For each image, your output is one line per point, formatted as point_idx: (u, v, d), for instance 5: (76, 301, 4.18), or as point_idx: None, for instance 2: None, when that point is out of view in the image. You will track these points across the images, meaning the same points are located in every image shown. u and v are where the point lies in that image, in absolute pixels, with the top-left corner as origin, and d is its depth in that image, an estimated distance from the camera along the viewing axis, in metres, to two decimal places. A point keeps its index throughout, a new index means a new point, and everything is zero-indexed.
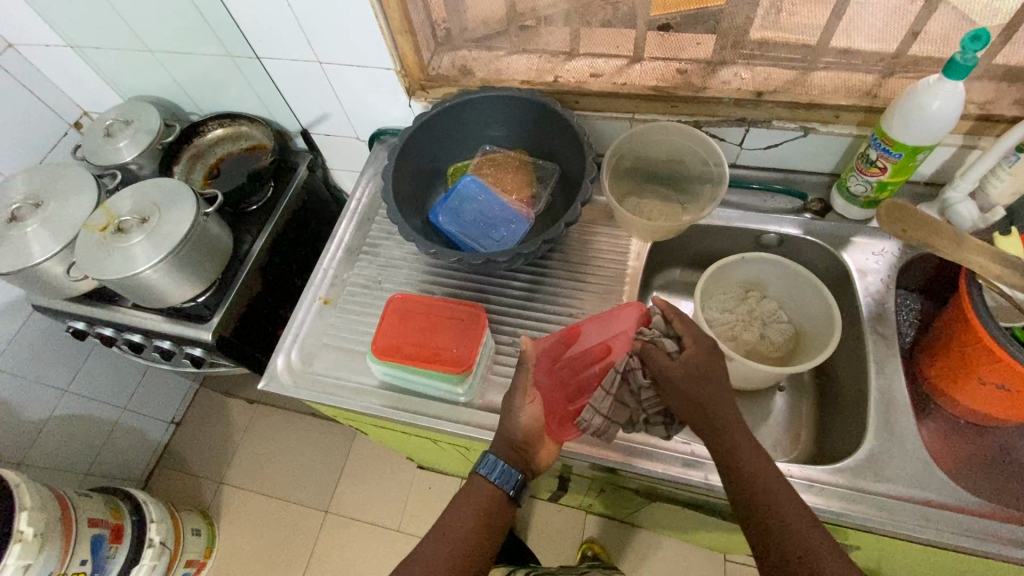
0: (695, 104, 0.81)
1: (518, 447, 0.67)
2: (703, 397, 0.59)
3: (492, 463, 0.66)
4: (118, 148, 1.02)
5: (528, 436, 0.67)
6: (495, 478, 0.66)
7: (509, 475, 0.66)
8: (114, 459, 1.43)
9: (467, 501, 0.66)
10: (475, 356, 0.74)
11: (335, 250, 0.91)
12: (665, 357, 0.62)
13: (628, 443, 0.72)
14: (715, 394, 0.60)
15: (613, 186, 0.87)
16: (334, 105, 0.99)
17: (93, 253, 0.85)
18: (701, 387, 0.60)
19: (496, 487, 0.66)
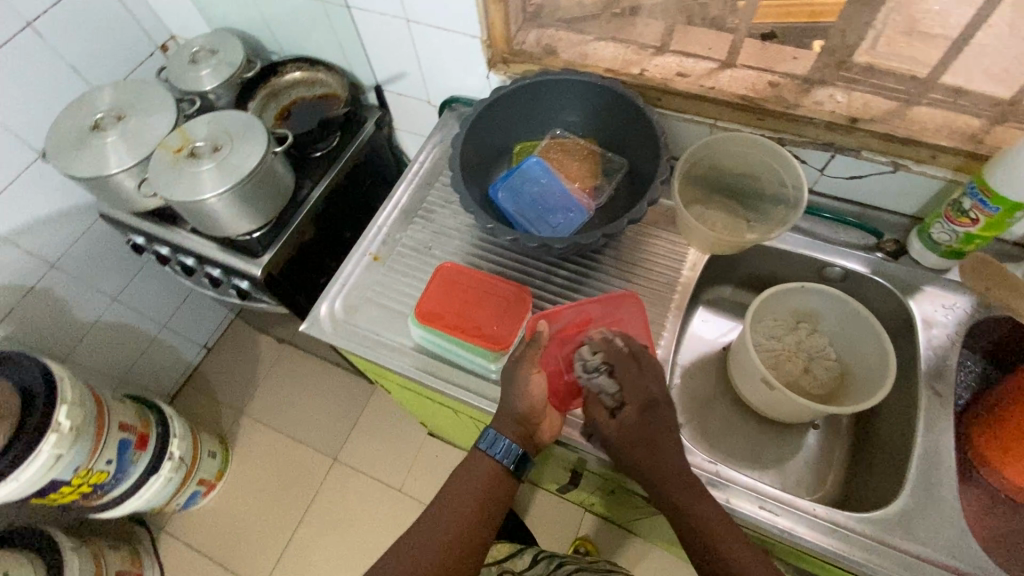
0: (783, 120, 0.78)
1: (515, 424, 0.68)
2: (644, 448, 0.63)
3: (491, 439, 0.68)
4: (199, 76, 1.04)
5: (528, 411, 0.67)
6: (494, 452, 0.68)
7: (508, 451, 0.68)
8: (147, 371, 1.50)
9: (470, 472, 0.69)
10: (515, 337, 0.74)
11: (392, 209, 0.91)
12: (605, 418, 0.66)
13: None
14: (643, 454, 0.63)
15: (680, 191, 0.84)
16: (413, 65, 0.99)
17: (166, 172, 0.88)
18: (636, 446, 0.63)
19: (496, 461, 0.68)
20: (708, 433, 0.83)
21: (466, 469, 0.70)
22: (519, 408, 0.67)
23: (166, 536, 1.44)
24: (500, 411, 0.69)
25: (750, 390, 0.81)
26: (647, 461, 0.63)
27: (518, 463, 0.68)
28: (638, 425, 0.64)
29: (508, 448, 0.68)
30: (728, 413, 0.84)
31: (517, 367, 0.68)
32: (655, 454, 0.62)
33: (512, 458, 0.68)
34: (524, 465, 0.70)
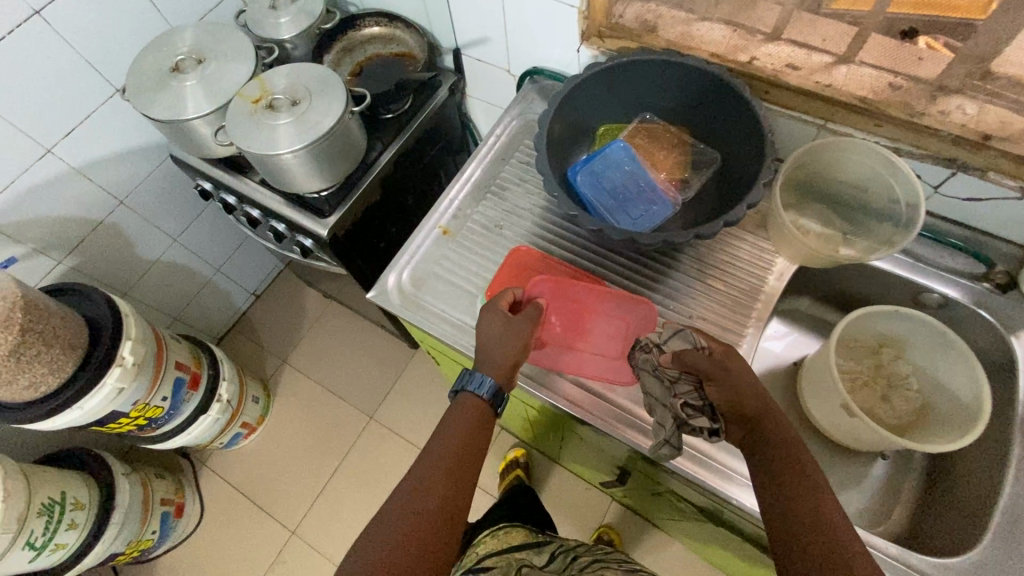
0: (902, 129, 0.71)
1: (501, 362, 0.69)
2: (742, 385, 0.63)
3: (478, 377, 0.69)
4: (279, 24, 1.01)
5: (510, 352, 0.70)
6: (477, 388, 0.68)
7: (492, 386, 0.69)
8: (199, 312, 1.54)
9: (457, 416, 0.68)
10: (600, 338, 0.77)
11: (464, 183, 0.89)
12: (697, 355, 0.65)
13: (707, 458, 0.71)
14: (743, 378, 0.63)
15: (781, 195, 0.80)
16: (498, 31, 0.94)
17: (244, 122, 0.86)
18: (736, 376, 0.63)
19: (482, 399, 0.68)
20: None
21: (457, 414, 0.68)
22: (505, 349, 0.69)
23: (207, 471, 1.50)
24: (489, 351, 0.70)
25: (822, 412, 0.77)
26: (750, 396, 0.62)
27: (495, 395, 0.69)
28: (727, 364, 0.64)
29: (488, 381, 0.68)
30: None
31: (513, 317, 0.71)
32: (753, 397, 0.62)
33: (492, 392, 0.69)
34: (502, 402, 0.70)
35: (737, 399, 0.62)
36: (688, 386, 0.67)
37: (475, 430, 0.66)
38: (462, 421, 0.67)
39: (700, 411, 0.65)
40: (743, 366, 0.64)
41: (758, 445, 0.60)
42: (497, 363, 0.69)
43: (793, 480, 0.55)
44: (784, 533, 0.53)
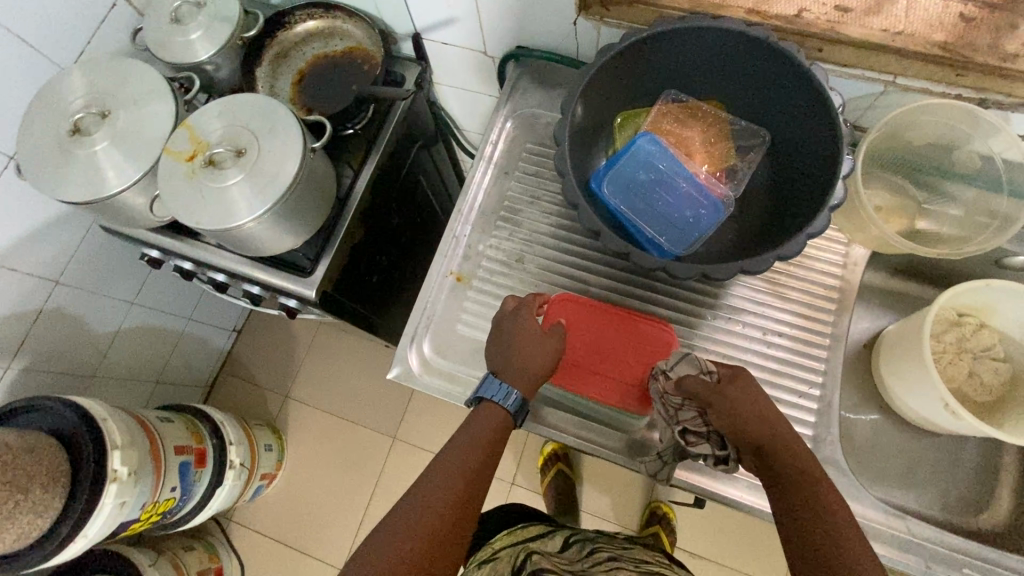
0: (992, 78, 0.59)
1: (513, 366, 0.60)
2: (749, 410, 0.54)
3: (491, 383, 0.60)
4: (189, 42, 0.80)
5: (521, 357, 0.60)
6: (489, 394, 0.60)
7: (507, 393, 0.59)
8: (181, 367, 1.40)
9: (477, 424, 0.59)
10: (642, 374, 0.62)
11: (467, 211, 0.74)
12: (699, 382, 0.56)
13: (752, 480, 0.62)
14: (750, 404, 0.55)
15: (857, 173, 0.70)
16: (466, 8, 0.75)
17: (183, 190, 0.69)
18: (742, 401, 0.55)
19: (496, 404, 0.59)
20: (858, 452, 0.73)
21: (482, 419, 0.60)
22: (512, 357, 0.60)
23: (237, 525, 1.43)
24: (496, 354, 0.61)
25: (914, 406, 0.71)
26: (757, 424, 0.54)
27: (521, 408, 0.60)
28: (741, 394, 0.55)
29: (514, 393, 0.59)
30: (876, 424, 0.75)
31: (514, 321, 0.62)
32: (766, 424, 0.54)
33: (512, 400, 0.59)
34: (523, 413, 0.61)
35: (743, 429, 0.54)
36: (692, 416, 0.58)
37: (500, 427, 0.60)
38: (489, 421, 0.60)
39: (709, 440, 0.58)
40: (755, 392, 0.56)
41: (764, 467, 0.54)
42: (523, 371, 0.60)
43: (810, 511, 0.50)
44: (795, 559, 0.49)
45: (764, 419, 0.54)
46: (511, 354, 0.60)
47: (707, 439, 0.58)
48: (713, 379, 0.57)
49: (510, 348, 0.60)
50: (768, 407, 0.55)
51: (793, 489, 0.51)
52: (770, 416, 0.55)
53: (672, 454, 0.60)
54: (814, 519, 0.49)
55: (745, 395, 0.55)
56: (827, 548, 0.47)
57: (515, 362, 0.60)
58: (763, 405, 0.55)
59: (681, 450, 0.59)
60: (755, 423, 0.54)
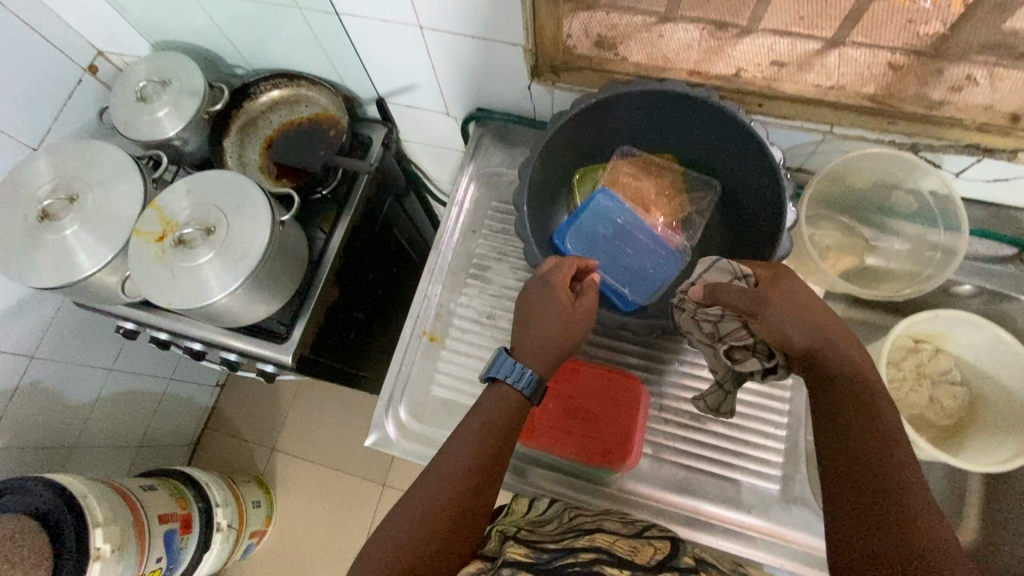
0: (919, 124, 0.63)
1: (534, 343, 0.58)
2: (800, 315, 0.49)
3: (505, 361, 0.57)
4: (157, 119, 0.82)
5: (543, 333, 0.58)
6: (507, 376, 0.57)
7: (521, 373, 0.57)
8: (164, 427, 1.38)
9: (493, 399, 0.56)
10: (618, 436, 0.63)
11: (437, 271, 0.76)
12: (733, 292, 0.53)
13: (727, 525, 0.63)
14: (791, 307, 0.49)
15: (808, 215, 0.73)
16: (425, 74, 0.79)
17: (154, 270, 0.71)
18: (785, 306, 0.50)
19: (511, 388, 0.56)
20: None
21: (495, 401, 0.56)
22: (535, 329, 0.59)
23: None
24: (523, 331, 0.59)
25: None
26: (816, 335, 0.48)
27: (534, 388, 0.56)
28: (778, 299, 0.50)
29: (528, 373, 0.56)
30: None
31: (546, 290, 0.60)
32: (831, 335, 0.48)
33: (527, 381, 0.56)
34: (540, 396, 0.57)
35: (781, 336, 0.49)
36: (732, 325, 0.56)
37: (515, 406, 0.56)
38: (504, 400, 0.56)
39: (757, 351, 0.56)
40: (801, 297, 0.50)
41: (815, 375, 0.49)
42: (541, 349, 0.58)
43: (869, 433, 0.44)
44: (828, 474, 0.45)
45: (813, 324, 0.49)
46: (529, 331, 0.59)
47: (754, 350, 0.56)
48: (747, 285, 0.54)
49: (529, 324, 0.59)
50: (820, 312, 0.49)
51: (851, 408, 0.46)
52: (825, 319, 0.49)
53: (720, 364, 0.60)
54: (875, 448, 0.43)
55: (784, 301, 0.50)
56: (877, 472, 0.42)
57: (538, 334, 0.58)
58: (814, 312, 0.49)
59: (729, 360, 0.58)
60: (806, 329, 0.49)
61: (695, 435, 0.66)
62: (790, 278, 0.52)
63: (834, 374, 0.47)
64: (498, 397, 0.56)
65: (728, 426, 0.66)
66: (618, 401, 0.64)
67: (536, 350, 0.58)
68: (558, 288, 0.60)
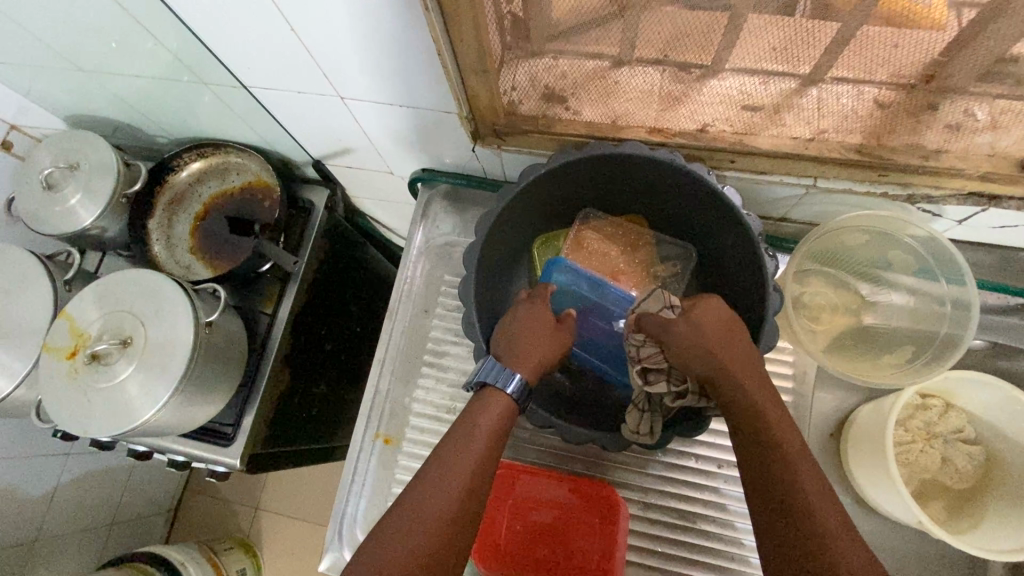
0: (913, 173, 0.55)
1: (522, 347, 0.54)
2: (718, 349, 0.50)
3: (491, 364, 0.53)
4: (68, 209, 0.74)
5: (529, 334, 0.55)
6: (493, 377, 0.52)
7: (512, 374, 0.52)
8: (138, 500, 1.32)
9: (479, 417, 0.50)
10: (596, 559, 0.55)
11: (387, 362, 0.69)
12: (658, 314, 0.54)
13: None
14: (705, 329, 0.50)
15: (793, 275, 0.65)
16: (358, 138, 0.70)
17: (67, 393, 0.63)
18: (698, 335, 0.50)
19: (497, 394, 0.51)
20: None
21: (483, 415, 0.50)
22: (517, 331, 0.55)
23: None
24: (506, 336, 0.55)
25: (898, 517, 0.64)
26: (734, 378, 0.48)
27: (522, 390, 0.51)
28: (696, 323, 0.51)
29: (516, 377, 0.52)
30: None
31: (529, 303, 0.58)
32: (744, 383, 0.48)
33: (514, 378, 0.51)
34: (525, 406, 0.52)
35: (690, 362, 0.51)
36: (652, 353, 0.55)
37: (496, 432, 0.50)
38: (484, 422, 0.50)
39: (671, 379, 0.54)
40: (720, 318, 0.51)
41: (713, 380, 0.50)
42: (525, 355, 0.53)
43: (780, 488, 0.44)
44: (753, 499, 0.46)
45: (724, 346, 0.50)
46: (513, 334, 0.55)
47: (668, 378, 0.54)
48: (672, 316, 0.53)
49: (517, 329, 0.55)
50: (731, 331, 0.51)
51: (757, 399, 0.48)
52: (738, 354, 0.50)
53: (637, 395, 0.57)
54: (790, 502, 0.43)
55: (701, 327, 0.50)
56: (774, 460, 0.45)
57: (522, 335, 0.55)
58: (733, 336, 0.50)
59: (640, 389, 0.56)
60: (715, 358, 0.49)
61: (682, 536, 0.59)
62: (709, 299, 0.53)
63: (741, 398, 0.48)
64: (484, 409, 0.50)
65: (720, 524, 0.59)
66: (592, 519, 0.56)
67: (521, 351, 0.53)
68: (540, 305, 0.57)
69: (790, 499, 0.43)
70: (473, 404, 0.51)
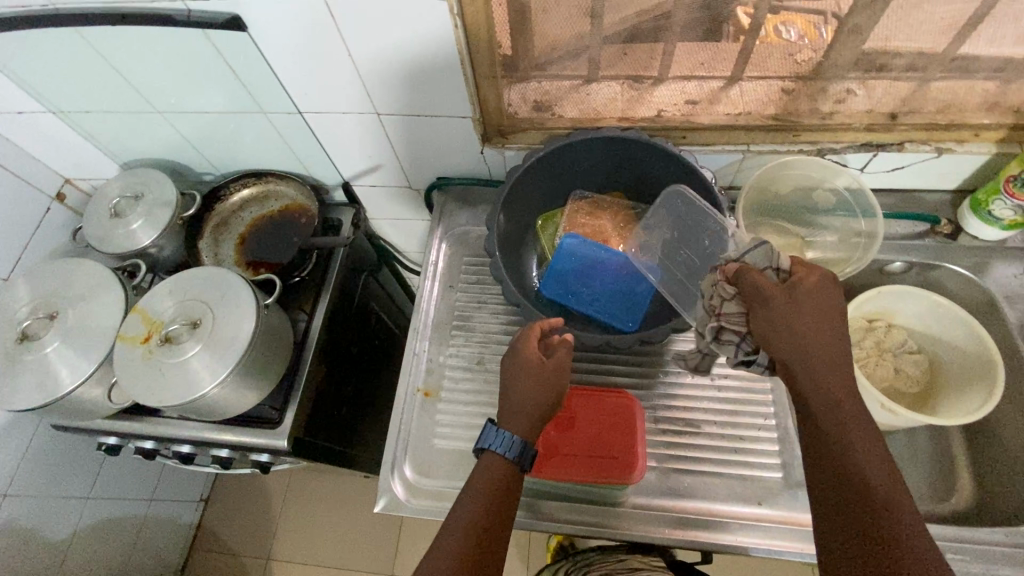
0: (818, 132, 0.74)
1: (517, 413, 0.59)
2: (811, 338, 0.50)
3: (492, 433, 0.58)
4: (132, 231, 0.85)
5: (520, 395, 0.60)
6: (489, 446, 0.58)
7: (508, 444, 0.57)
8: (146, 556, 1.29)
9: (479, 475, 0.57)
10: (618, 452, 0.65)
11: (422, 330, 0.79)
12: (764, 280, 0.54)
13: (742, 520, 0.65)
14: (805, 309, 0.51)
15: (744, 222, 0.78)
16: (386, 153, 0.86)
17: (143, 373, 0.71)
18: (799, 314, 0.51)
19: (499, 458, 0.57)
20: None
21: (477, 476, 0.57)
22: (510, 396, 0.60)
23: None
24: (503, 401, 0.61)
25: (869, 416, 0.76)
26: (822, 372, 0.49)
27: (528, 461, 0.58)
28: (793, 300, 0.52)
29: (513, 442, 0.57)
30: None
31: (514, 357, 0.63)
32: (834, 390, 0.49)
33: (512, 449, 0.57)
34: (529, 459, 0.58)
35: (775, 337, 0.52)
36: (734, 310, 0.58)
37: (499, 488, 0.56)
38: (483, 480, 0.56)
39: (741, 341, 0.58)
40: (816, 301, 0.52)
41: (789, 359, 0.51)
42: (519, 413, 0.59)
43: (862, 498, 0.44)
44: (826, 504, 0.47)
45: (817, 330, 0.50)
46: (508, 395, 0.60)
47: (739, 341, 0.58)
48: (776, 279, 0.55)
49: (509, 387, 0.61)
50: (826, 318, 0.51)
51: (832, 387, 0.49)
52: (833, 345, 0.51)
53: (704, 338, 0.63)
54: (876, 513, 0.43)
55: (799, 310, 0.51)
56: (835, 440, 0.47)
57: (514, 398, 0.60)
58: (823, 322, 0.51)
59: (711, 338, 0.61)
60: (812, 346, 0.50)
61: (692, 440, 0.69)
62: (812, 277, 0.53)
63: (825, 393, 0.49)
64: (485, 468, 0.57)
65: (720, 426, 0.70)
66: (612, 419, 0.67)
67: (516, 419, 0.59)
68: (525, 351, 0.62)
69: (875, 512, 0.44)
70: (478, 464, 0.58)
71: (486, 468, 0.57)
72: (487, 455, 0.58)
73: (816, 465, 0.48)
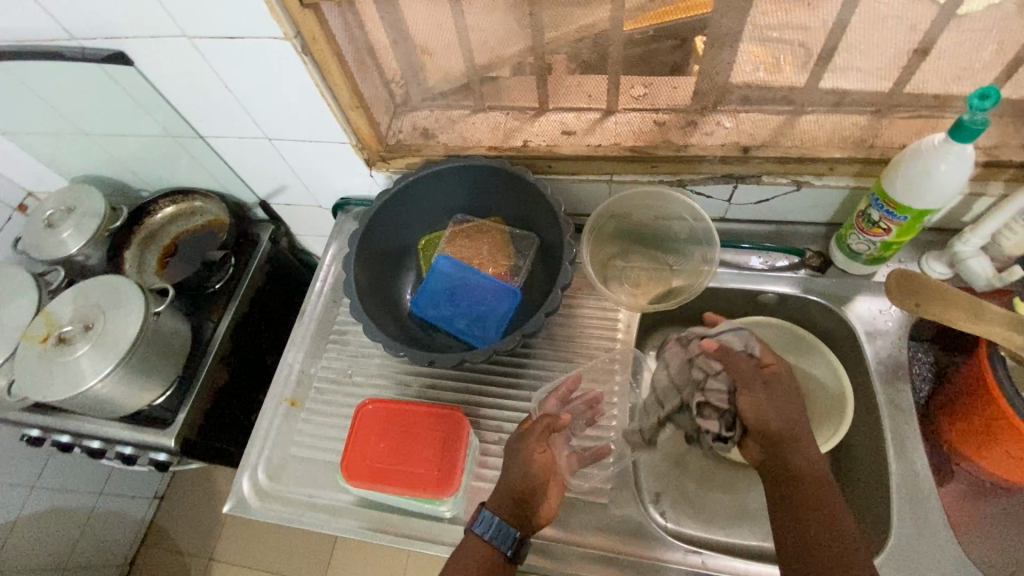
0: (677, 163, 0.74)
1: (509, 497, 0.62)
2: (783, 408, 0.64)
3: (487, 520, 0.60)
4: (62, 240, 0.93)
5: (524, 481, 0.63)
6: (487, 535, 0.59)
7: (504, 532, 0.59)
8: (92, 546, 1.36)
9: (463, 557, 0.59)
10: (428, 470, 0.66)
11: (300, 341, 0.84)
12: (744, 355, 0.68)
13: (563, 541, 0.66)
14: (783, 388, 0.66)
15: (600, 252, 0.83)
16: (289, 175, 0.92)
17: (35, 369, 0.78)
18: (779, 388, 0.65)
19: (492, 546, 0.59)
20: (687, 498, 0.78)
21: (461, 557, 0.59)
22: (513, 474, 0.63)
23: None
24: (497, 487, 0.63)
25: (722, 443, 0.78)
26: (788, 437, 0.62)
27: (515, 549, 0.59)
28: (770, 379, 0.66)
29: (507, 530, 0.59)
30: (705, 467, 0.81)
31: (521, 442, 0.66)
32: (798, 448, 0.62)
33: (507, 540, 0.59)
34: (520, 552, 0.60)
35: (761, 412, 0.64)
36: (720, 387, 0.70)
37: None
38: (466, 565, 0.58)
39: (721, 416, 0.70)
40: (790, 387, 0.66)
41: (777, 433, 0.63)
42: (511, 494, 0.62)
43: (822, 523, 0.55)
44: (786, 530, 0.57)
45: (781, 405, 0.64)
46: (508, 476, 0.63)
47: (719, 413, 0.70)
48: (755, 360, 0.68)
49: (515, 468, 0.64)
50: (792, 397, 0.65)
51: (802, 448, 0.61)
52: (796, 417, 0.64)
53: (668, 408, 0.78)
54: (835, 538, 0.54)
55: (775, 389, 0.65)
56: (805, 486, 0.59)
57: (514, 481, 0.63)
58: (793, 401, 0.65)
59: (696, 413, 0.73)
60: (787, 419, 0.63)
61: None
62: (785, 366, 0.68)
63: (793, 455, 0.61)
64: (472, 552, 0.59)
65: None
66: (434, 439, 0.68)
67: (516, 507, 0.61)
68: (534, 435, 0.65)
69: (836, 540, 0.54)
70: (465, 547, 0.60)
71: (470, 551, 0.59)
72: (477, 540, 0.59)
73: (784, 502, 0.59)
